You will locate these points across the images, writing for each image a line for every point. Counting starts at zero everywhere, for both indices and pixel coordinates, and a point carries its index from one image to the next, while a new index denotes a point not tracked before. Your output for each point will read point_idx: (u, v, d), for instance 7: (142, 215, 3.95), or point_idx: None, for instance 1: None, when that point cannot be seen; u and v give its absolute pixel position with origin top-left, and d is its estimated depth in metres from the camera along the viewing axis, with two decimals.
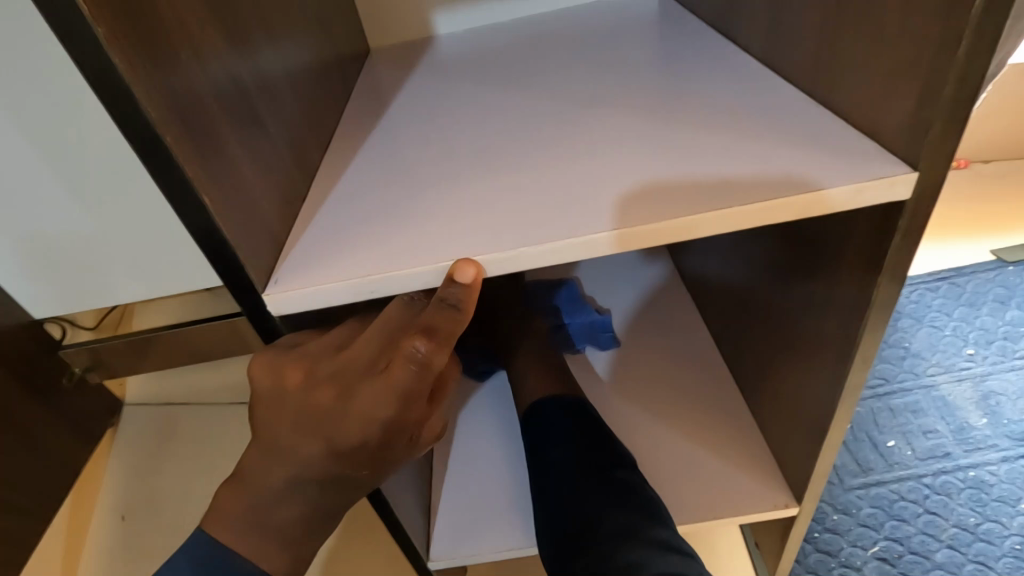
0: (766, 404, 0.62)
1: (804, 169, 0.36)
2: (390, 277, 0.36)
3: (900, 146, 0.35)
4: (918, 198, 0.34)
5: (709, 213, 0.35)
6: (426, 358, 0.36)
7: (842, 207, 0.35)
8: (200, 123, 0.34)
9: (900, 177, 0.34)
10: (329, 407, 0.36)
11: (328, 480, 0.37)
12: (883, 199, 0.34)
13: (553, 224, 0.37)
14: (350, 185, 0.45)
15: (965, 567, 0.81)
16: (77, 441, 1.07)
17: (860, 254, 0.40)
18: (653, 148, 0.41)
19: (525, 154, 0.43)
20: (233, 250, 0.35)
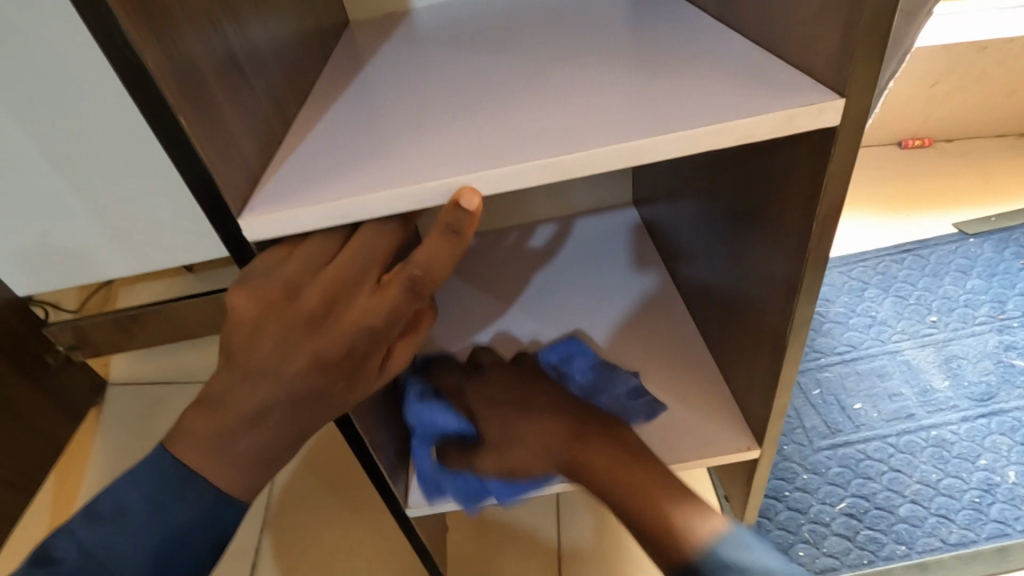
0: (731, 354, 0.65)
1: (746, 104, 0.39)
2: (360, 201, 0.39)
3: (830, 76, 0.38)
4: (849, 124, 0.38)
5: (655, 140, 0.38)
6: (419, 281, 0.40)
7: (777, 132, 0.38)
8: (182, 55, 0.36)
9: (828, 104, 0.37)
10: (319, 313, 0.40)
11: (308, 386, 0.41)
12: (813, 125, 0.38)
13: (514, 154, 0.39)
14: (327, 130, 0.47)
15: (927, 520, 0.85)
16: (62, 418, 1.08)
17: (801, 186, 0.43)
18: (609, 91, 0.44)
19: (492, 100, 0.46)
20: (213, 177, 0.38)
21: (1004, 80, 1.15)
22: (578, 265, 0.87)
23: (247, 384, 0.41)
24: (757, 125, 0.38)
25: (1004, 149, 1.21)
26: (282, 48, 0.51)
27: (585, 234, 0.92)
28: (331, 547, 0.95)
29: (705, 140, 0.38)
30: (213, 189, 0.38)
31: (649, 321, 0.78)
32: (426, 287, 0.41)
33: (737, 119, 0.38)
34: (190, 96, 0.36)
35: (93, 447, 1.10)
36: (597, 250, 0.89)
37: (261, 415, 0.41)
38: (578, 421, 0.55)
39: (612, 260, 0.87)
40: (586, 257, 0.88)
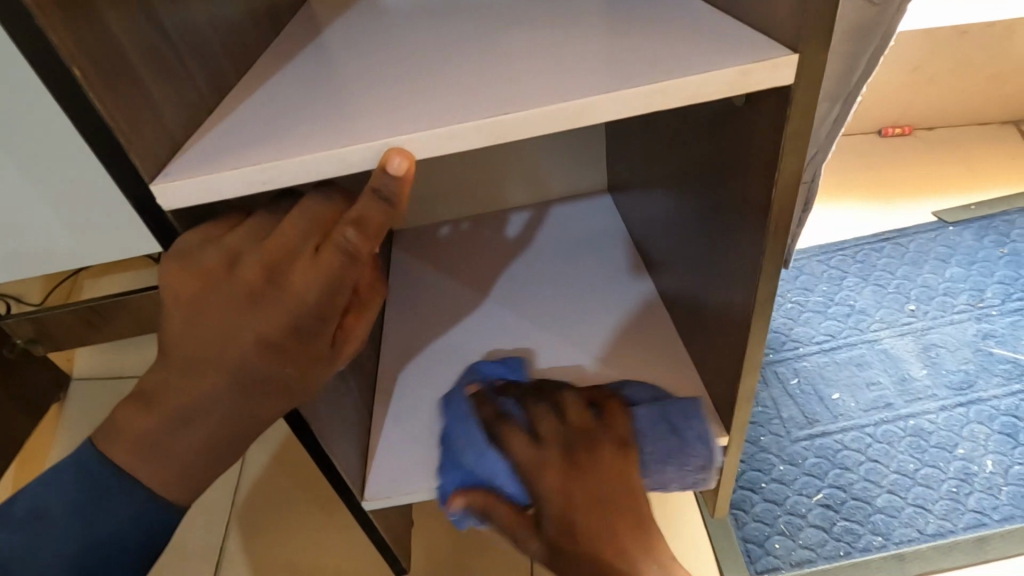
0: (700, 338, 0.63)
1: (699, 64, 0.37)
2: (282, 164, 0.37)
3: (784, 31, 0.36)
4: (806, 82, 0.36)
5: (602, 99, 0.36)
6: (354, 246, 0.37)
7: (732, 91, 0.36)
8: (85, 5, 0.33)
9: (782, 60, 0.35)
10: (257, 286, 0.38)
11: (249, 369, 0.39)
12: (768, 82, 0.36)
13: (452, 117, 0.37)
14: (264, 97, 0.44)
15: (904, 510, 0.83)
16: (21, 413, 1.05)
17: (759, 153, 0.41)
18: (559, 55, 0.42)
19: (438, 66, 0.44)
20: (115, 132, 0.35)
21: (984, 67, 1.14)
22: (555, 254, 0.86)
23: (188, 374, 0.38)
24: (706, 84, 0.36)
25: (985, 138, 1.20)
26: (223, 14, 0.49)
27: (561, 222, 0.90)
28: (302, 545, 0.93)
29: (653, 99, 0.36)
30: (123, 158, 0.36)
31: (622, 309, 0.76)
32: (362, 249, 0.37)
33: (685, 76, 0.36)
34: (96, 53, 0.34)
35: (52, 443, 1.08)
36: (572, 241, 0.87)
37: (204, 406, 0.39)
38: (603, 497, 0.48)
39: (588, 250, 0.85)
40: (560, 245, 0.86)
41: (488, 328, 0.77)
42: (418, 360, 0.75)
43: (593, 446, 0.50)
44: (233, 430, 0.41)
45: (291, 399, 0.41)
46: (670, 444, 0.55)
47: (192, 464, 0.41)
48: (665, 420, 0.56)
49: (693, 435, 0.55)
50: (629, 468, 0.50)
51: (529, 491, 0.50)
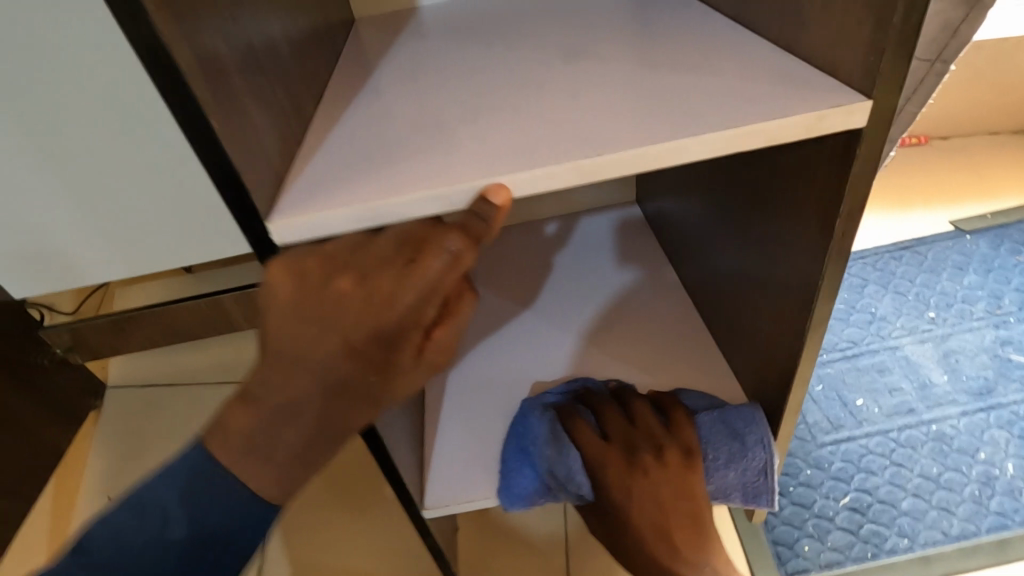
0: (743, 350, 0.66)
1: (772, 106, 0.40)
2: (389, 203, 0.39)
3: (854, 76, 0.39)
4: (875, 124, 0.38)
5: (686, 142, 0.39)
6: (456, 253, 0.38)
7: (807, 133, 0.39)
8: (206, 52, 0.36)
9: (856, 106, 0.38)
10: (352, 290, 0.38)
11: (339, 375, 0.38)
12: (842, 126, 0.38)
13: (542, 156, 0.40)
14: (348, 130, 0.47)
15: (928, 513, 0.86)
16: (60, 421, 1.07)
17: (822, 183, 0.44)
18: (630, 93, 0.44)
19: (513, 101, 0.46)
20: (235, 168, 0.37)
21: (999, 78, 1.17)
22: (584, 265, 0.88)
23: (283, 373, 0.38)
24: (783, 127, 0.39)
25: (998, 147, 1.23)
26: (297, 48, 0.50)
27: (591, 233, 0.92)
28: (339, 548, 0.95)
29: (732, 141, 0.39)
30: (249, 207, 0.39)
31: (658, 321, 0.78)
32: (464, 256, 0.38)
33: (764, 120, 0.39)
34: (221, 105, 0.36)
35: (90, 451, 1.10)
36: (601, 250, 0.89)
37: (295, 409, 0.39)
38: (661, 506, 0.59)
39: (619, 261, 0.87)
40: (592, 256, 0.88)
41: (527, 339, 0.79)
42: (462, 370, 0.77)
43: (659, 453, 0.61)
44: (308, 433, 0.40)
45: (371, 410, 0.41)
46: (732, 448, 0.63)
47: (266, 467, 0.41)
48: (720, 424, 0.64)
49: (753, 440, 0.62)
50: (692, 476, 0.60)
51: (596, 479, 0.61)
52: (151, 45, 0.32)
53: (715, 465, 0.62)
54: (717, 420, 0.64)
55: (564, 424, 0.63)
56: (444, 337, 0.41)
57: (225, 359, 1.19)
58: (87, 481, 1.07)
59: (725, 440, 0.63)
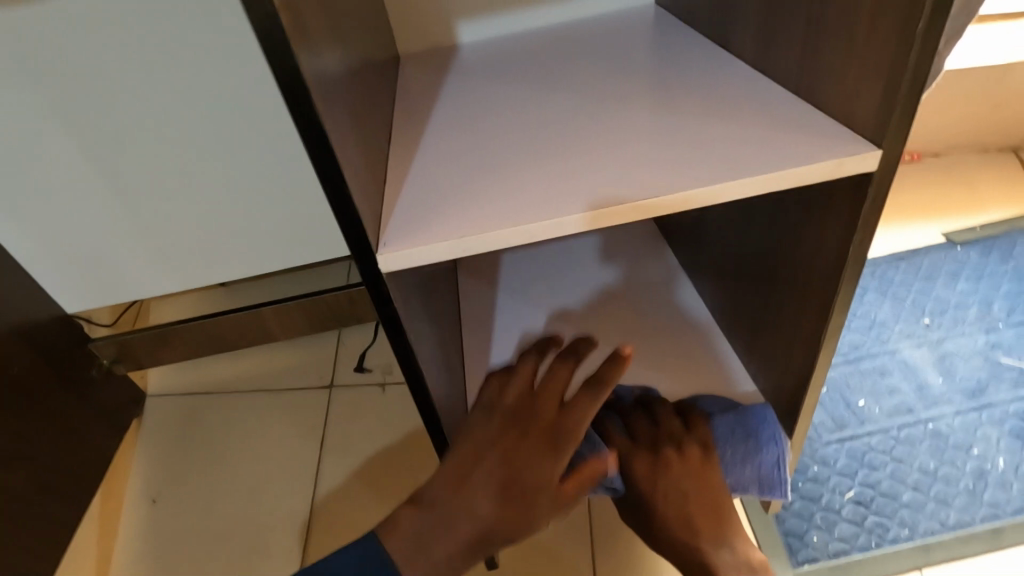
0: (761, 355, 0.73)
1: (796, 151, 0.47)
2: (477, 237, 0.47)
3: (865, 128, 0.46)
4: (883, 168, 0.46)
5: (725, 185, 0.47)
6: (574, 404, 0.58)
7: (828, 174, 0.46)
8: (329, 111, 0.42)
9: (868, 155, 0.46)
10: (517, 407, 0.60)
11: (512, 476, 0.55)
12: (857, 169, 0.46)
13: (607, 192, 0.48)
14: (427, 170, 0.54)
15: (927, 504, 0.93)
16: (107, 429, 1.13)
17: (836, 212, 0.51)
18: (671, 138, 0.51)
19: (569, 143, 0.53)
20: (350, 200, 0.44)
21: (987, 98, 1.25)
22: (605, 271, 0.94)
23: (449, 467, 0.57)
24: (806, 172, 0.46)
25: (986, 162, 1.31)
26: (373, 95, 0.57)
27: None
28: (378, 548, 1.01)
29: (763, 183, 0.47)
30: (362, 238, 0.47)
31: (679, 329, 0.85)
32: (582, 406, 0.58)
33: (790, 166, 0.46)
34: (340, 158, 0.43)
35: (134, 460, 1.16)
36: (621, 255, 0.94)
37: (478, 511, 0.54)
38: (685, 496, 0.65)
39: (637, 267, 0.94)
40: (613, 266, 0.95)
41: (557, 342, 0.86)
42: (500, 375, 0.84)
43: (681, 450, 0.67)
44: (483, 530, 0.54)
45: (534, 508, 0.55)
46: (748, 445, 0.69)
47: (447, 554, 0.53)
48: (737, 423, 0.70)
49: (767, 436, 0.69)
50: (710, 465, 0.67)
51: (623, 476, 0.67)
52: (306, 113, 0.40)
53: (731, 460, 0.69)
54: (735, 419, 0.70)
55: (592, 427, 0.70)
56: (581, 477, 0.57)
57: (258, 369, 1.25)
58: (133, 488, 1.14)
59: (743, 439, 0.69)
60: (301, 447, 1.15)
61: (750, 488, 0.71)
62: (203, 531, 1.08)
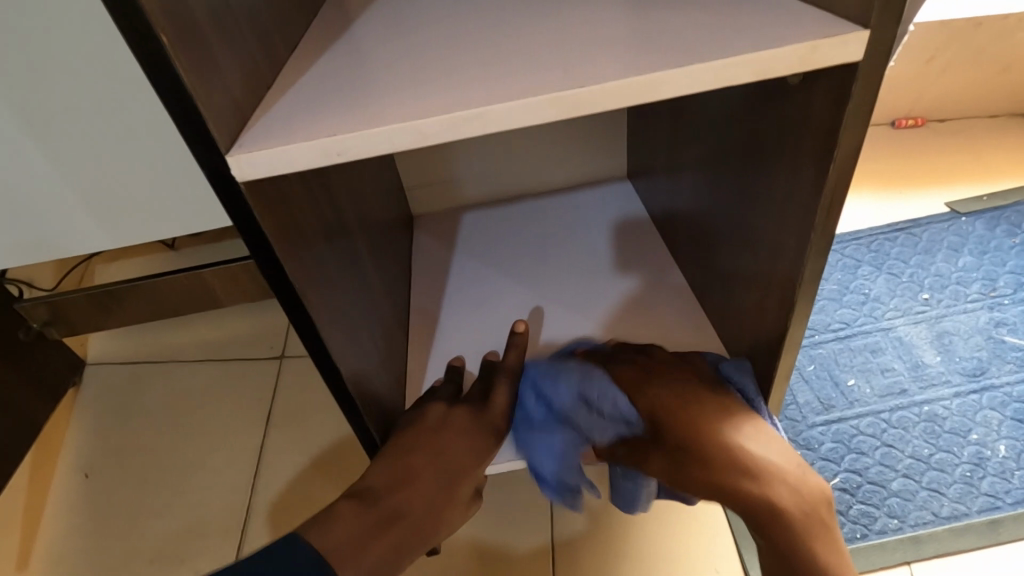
0: (736, 318, 0.65)
1: (765, 43, 0.38)
2: (358, 134, 0.39)
3: (854, 9, 0.37)
4: (871, 59, 0.37)
5: (676, 75, 0.38)
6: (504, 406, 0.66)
7: (800, 65, 0.38)
8: None
9: (853, 35, 0.36)
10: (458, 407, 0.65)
11: (436, 477, 0.58)
12: (838, 57, 0.37)
13: (526, 90, 0.39)
14: (323, 69, 0.45)
15: (919, 493, 0.85)
16: (38, 395, 1.05)
17: (817, 128, 0.43)
18: (617, 35, 0.42)
19: (496, 43, 0.44)
20: (193, 100, 0.34)
21: (1001, 56, 1.14)
22: (568, 246, 0.87)
23: (396, 462, 0.58)
24: (776, 58, 0.38)
25: (994, 129, 1.21)
26: None
27: (577, 216, 0.91)
28: None
29: (724, 77, 0.38)
30: (213, 146, 0.37)
31: (641, 318, 0.77)
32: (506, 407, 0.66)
33: (757, 52, 0.38)
34: (179, 23, 0.33)
35: (69, 429, 1.08)
36: (587, 241, 0.87)
37: (394, 507, 0.55)
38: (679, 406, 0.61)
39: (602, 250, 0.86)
40: (586, 232, 0.88)
41: (520, 309, 0.81)
42: (450, 355, 0.77)
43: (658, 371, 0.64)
44: (392, 525, 0.54)
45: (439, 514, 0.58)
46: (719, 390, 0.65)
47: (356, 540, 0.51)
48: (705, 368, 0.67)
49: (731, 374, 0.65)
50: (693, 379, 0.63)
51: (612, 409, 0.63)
52: None
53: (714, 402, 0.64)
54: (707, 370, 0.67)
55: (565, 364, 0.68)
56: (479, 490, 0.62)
57: (209, 337, 1.17)
58: (64, 459, 1.05)
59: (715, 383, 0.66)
60: (247, 420, 1.07)
61: None
62: (135, 506, 1.00)
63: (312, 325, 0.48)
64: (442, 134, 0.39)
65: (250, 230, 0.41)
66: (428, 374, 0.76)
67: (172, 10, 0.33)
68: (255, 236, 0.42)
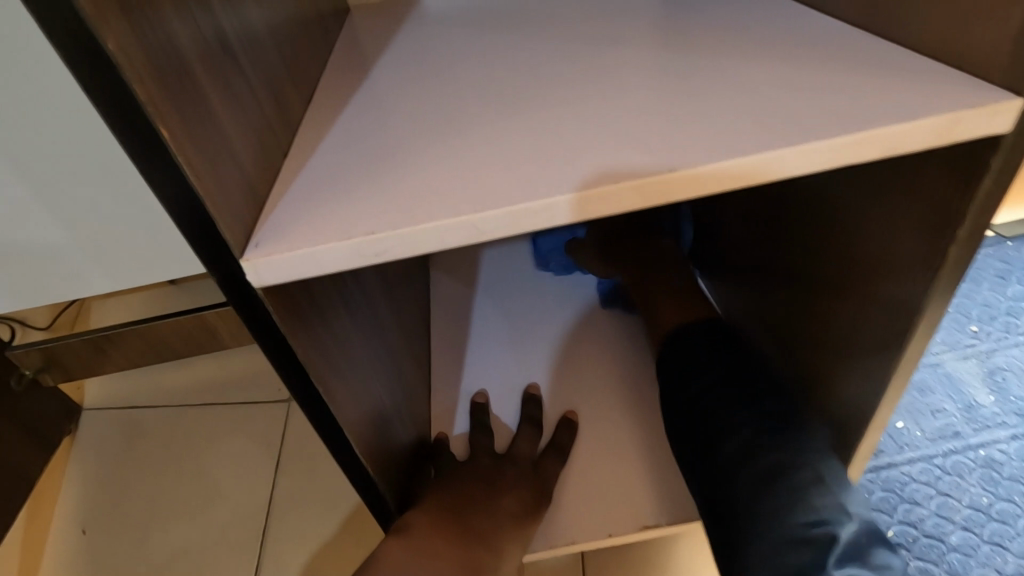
0: (796, 383, 0.58)
1: (884, 118, 0.33)
2: (402, 234, 0.31)
3: (997, 73, 0.32)
4: (1022, 127, 0.32)
5: (777, 155, 0.32)
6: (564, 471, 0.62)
7: (937, 142, 0.33)
8: (176, 50, 0.26)
9: (1003, 105, 0.31)
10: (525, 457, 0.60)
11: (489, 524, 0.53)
12: (981, 130, 0.32)
13: (593, 167, 0.33)
14: (341, 142, 0.39)
15: (981, 548, 0.78)
16: (31, 447, 0.98)
17: (939, 199, 0.37)
18: (689, 102, 0.37)
19: (548, 108, 0.39)
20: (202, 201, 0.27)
21: None
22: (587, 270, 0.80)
23: (455, 499, 0.53)
24: (906, 134, 0.32)
25: None
26: (283, 39, 0.42)
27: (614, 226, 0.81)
28: None
29: (836, 156, 0.33)
30: (216, 250, 0.29)
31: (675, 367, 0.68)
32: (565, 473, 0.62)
33: (884, 126, 0.32)
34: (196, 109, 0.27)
35: (65, 480, 1.02)
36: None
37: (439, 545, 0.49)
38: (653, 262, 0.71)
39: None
40: None
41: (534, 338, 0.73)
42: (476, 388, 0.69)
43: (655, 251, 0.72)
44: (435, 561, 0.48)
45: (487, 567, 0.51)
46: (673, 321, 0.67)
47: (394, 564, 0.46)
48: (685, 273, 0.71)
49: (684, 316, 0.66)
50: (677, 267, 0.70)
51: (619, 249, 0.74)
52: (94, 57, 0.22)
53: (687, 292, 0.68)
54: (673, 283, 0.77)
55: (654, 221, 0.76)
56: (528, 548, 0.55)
57: (209, 378, 1.12)
58: (60, 514, 0.98)
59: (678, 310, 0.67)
60: (252, 470, 1.00)
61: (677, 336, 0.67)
62: (134, 564, 0.92)
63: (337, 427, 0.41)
64: (506, 231, 0.33)
65: (267, 333, 0.34)
66: (457, 417, 0.67)
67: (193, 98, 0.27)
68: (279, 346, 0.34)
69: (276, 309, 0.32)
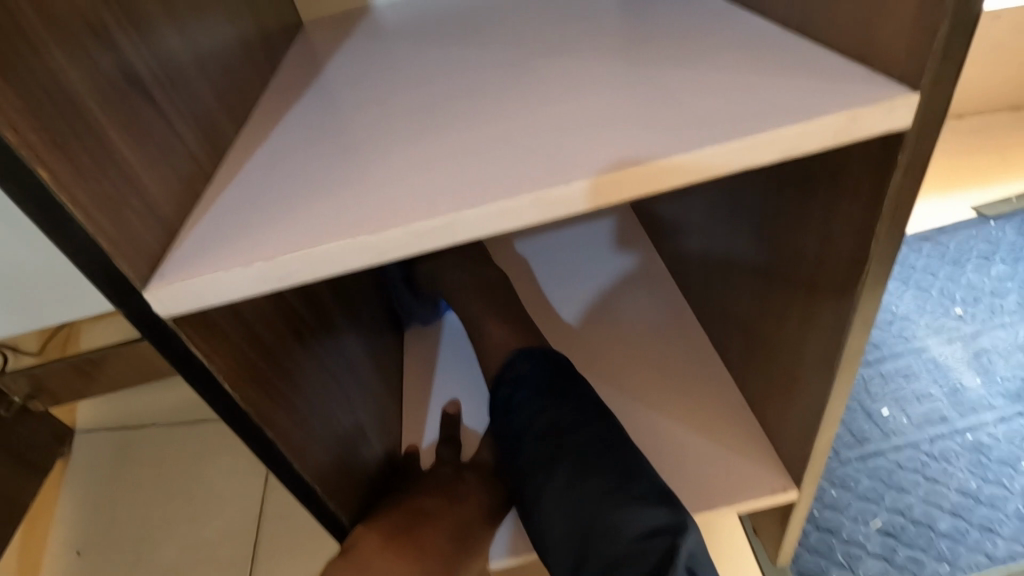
0: (755, 380, 0.59)
1: (787, 118, 0.33)
2: (302, 260, 0.32)
3: (900, 67, 0.32)
4: (922, 122, 0.32)
5: (684, 158, 0.33)
6: None
7: (836, 140, 0.33)
8: (57, 99, 0.27)
9: (901, 101, 0.32)
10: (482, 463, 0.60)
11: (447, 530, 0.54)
12: (883, 125, 0.32)
13: (510, 180, 0.34)
14: (264, 165, 0.39)
15: (969, 534, 0.77)
16: (24, 476, 1.00)
17: (861, 190, 0.37)
18: (610, 110, 0.37)
19: (473, 121, 0.39)
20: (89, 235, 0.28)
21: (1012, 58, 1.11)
22: (556, 278, 0.77)
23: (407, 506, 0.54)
24: (808, 131, 0.33)
25: (1010, 128, 1.17)
26: (211, 67, 0.42)
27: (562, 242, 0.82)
28: None
29: (744, 153, 0.33)
30: (128, 290, 0.31)
31: (642, 361, 0.67)
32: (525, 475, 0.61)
33: (784, 124, 0.33)
34: (80, 154, 0.28)
35: (59, 501, 1.03)
36: (577, 259, 0.79)
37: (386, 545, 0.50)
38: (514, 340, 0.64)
39: (590, 266, 0.78)
40: (566, 262, 0.79)
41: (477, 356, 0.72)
42: (447, 397, 0.69)
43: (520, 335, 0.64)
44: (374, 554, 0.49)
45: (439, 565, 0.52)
46: (612, 339, 0.69)
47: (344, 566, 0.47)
48: (613, 300, 0.74)
49: (618, 338, 0.69)
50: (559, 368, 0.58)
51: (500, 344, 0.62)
52: None
53: (617, 321, 0.71)
54: (621, 285, 0.76)
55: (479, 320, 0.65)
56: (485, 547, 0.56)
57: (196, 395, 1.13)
58: (55, 536, 1.00)
59: (610, 325, 0.70)
60: (242, 485, 1.01)
61: (628, 343, 0.69)
62: None
63: (277, 449, 0.42)
64: (416, 249, 0.34)
65: (195, 370, 0.35)
66: (427, 427, 0.67)
67: (66, 141, 0.28)
68: (199, 372, 0.35)
69: (190, 338, 0.34)
